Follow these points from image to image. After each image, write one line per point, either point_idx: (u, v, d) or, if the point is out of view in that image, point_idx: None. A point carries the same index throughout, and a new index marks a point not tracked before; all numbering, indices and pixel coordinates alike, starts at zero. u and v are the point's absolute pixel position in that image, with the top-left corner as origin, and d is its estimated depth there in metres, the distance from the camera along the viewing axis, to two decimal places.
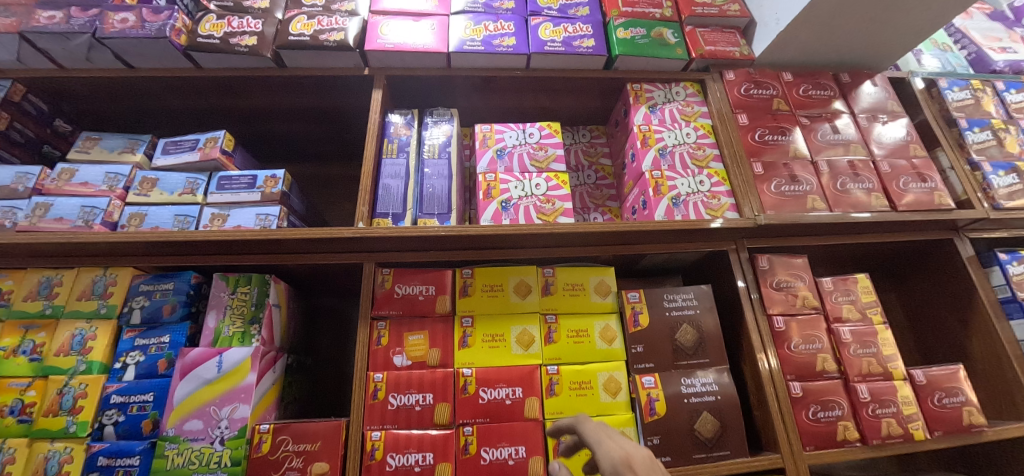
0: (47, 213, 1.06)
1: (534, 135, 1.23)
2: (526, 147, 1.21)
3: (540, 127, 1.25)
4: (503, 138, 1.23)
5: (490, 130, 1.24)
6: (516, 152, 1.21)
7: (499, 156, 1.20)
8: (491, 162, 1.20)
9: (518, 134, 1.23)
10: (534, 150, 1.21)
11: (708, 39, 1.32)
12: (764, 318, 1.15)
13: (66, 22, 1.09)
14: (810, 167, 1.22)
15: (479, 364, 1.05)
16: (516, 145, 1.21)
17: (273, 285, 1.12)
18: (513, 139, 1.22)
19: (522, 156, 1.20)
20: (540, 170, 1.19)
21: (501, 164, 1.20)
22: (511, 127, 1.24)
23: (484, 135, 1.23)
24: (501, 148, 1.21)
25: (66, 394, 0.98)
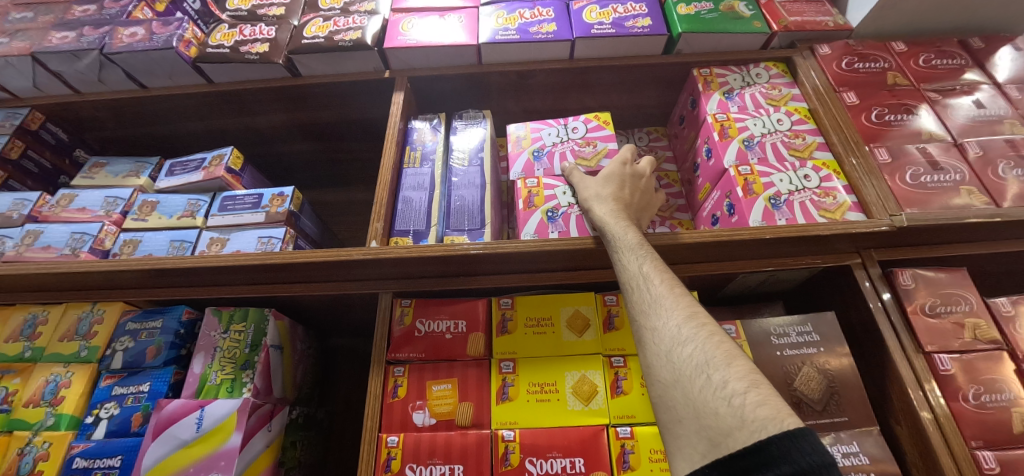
0: (36, 241, 0.95)
1: (578, 130, 1.03)
2: (568, 144, 1.01)
3: (584, 120, 1.04)
4: (540, 136, 1.04)
5: (525, 131, 1.06)
6: (557, 151, 1.00)
7: (536, 157, 1.00)
8: (526, 166, 1.00)
9: (558, 131, 1.04)
10: (579, 146, 1.00)
11: (792, 9, 1.10)
12: (921, 356, 0.80)
13: (77, 41, 1.04)
14: (954, 151, 0.92)
15: (524, 424, 0.78)
16: (557, 143, 1.01)
17: (273, 322, 0.94)
18: (553, 137, 1.03)
19: (565, 155, 0.99)
20: (589, 169, 0.96)
21: (540, 167, 0.99)
22: (551, 123, 1.06)
23: (518, 136, 1.05)
24: (538, 149, 1.02)
25: (26, 455, 0.80)
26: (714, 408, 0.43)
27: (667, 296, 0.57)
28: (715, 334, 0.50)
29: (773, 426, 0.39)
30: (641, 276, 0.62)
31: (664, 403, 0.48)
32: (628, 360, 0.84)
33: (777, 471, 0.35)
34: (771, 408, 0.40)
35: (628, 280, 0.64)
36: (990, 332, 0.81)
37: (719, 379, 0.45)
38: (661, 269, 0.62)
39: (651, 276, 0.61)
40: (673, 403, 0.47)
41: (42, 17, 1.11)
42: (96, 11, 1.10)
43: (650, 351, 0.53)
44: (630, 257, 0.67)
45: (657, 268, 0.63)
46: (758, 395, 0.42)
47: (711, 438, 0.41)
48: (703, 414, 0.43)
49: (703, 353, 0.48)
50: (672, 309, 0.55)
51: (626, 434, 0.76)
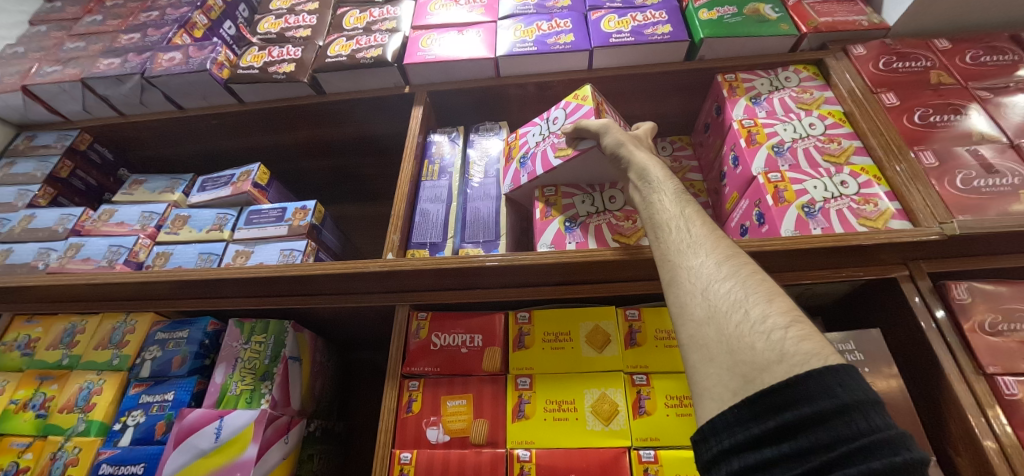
0: (77, 254, 1.00)
1: (557, 120, 0.93)
2: (548, 139, 0.92)
3: (563, 105, 0.94)
4: (526, 138, 0.98)
5: (514, 139, 1.02)
6: (539, 151, 0.92)
7: (523, 164, 0.95)
8: (515, 176, 0.95)
9: (541, 128, 0.96)
10: (558, 138, 0.91)
11: (821, 10, 1.05)
12: (980, 379, 0.72)
13: (122, 67, 1.11)
14: (1013, 152, 0.84)
15: (541, 444, 0.75)
16: (539, 142, 0.94)
17: (292, 333, 0.95)
18: (536, 137, 0.96)
19: (545, 153, 0.91)
20: (566, 157, 0.86)
21: (525, 172, 0.93)
22: (537, 122, 0.99)
23: (509, 146, 1.02)
24: (525, 154, 0.96)
25: (58, 459, 0.84)
26: (750, 342, 0.41)
27: (704, 237, 0.55)
28: (755, 275, 0.48)
29: (816, 361, 0.37)
30: (676, 216, 0.60)
31: (693, 338, 0.46)
32: (652, 378, 0.79)
33: (817, 406, 0.34)
34: (814, 347, 0.39)
35: (661, 220, 0.61)
36: None
37: (759, 314, 0.43)
38: (698, 212, 0.60)
39: (688, 217, 0.59)
40: (704, 338, 0.45)
41: (93, 46, 1.19)
42: (140, 39, 1.17)
43: (682, 287, 0.51)
44: (666, 198, 0.64)
45: (695, 210, 0.60)
46: (800, 332, 0.40)
47: (745, 372, 0.40)
48: (737, 347, 0.42)
49: (742, 290, 0.46)
50: (711, 249, 0.53)
51: (650, 458, 0.71)
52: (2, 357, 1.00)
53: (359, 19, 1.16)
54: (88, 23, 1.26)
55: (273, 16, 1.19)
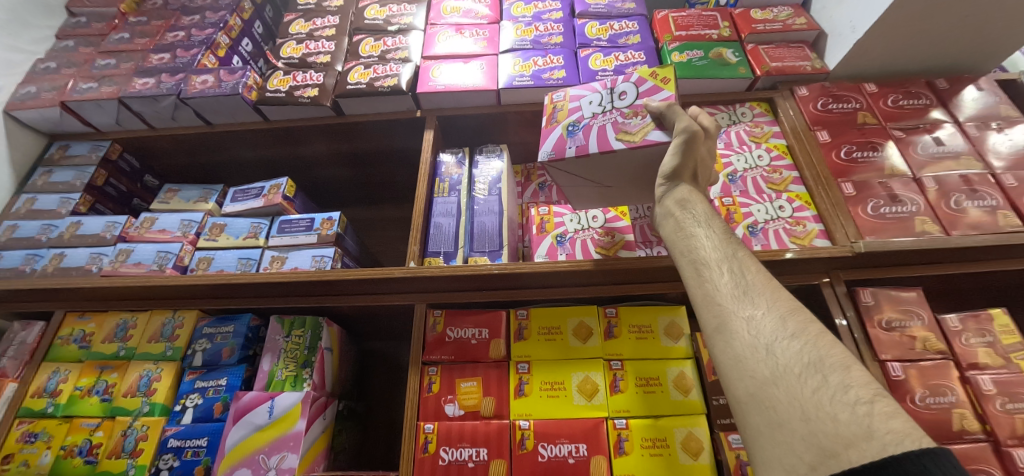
0: (128, 258, 1.13)
1: (624, 97, 0.90)
2: (611, 116, 0.88)
3: (636, 80, 0.91)
4: (579, 107, 0.94)
5: (564, 101, 0.98)
6: (595, 125, 0.88)
7: (570, 133, 0.89)
8: (558, 143, 0.89)
9: (600, 98, 0.93)
10: (624, 118, 0.87)
11: (774, 55, 1.23)
12: (876, 365, 0.97)
13: (157, 87, 1.22)
14: (913, 184, 1.06)
15: (537, 415, 0.94)
16: (597, 115, 0.90)
17: (326, 328, 1.11)
18: (590, 109, 0.92)
19: (604, 129, 0.87)
20: (632, 144, 0.83)
21: (573, 143, 0.87)
22: (597, 89, 0.95)
23: (556, 108, 0.97)
24: (574, 122, 0.91)
25: (129, 436, 1.00)
26: (832, 411, 0.44)
27: (765, 296, 0.60)
28: (823, 337, 0.52)
29: (901, 435, 0.40)
30: (735, 273, 0.65)
31: (764, 397, 0.50)
32: (625, 363, 0.99)
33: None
34: (897, 419, 0.41)
35: (720, 273, 0.66)
36: (937, 344, 0.98)
37: (838, 383, 0.47)
38: (755, 270, 0.65)
39: (742, 270, 0.65)
40: (775, 399, 0.49)
41: (124, 64, 1.30)
42: (170, 60, 1.28)
43: (746, 343, 0.55)
44: (718, 244, 0.70)
45: (754, 269, 0.65)
46: (883, 405, 0.43)
47: (823, 438, 0.42)
48: (815, 415, 0.45)
49: (814, 355, 0.50)
50: (772, 305, 0.58)
51: (623, 425, 0.91)
52: (61, 349, 1.14)
53: (374, 46, 1.28)
54: (115, 40, 1.36)
55: (294, 40, 1.31)
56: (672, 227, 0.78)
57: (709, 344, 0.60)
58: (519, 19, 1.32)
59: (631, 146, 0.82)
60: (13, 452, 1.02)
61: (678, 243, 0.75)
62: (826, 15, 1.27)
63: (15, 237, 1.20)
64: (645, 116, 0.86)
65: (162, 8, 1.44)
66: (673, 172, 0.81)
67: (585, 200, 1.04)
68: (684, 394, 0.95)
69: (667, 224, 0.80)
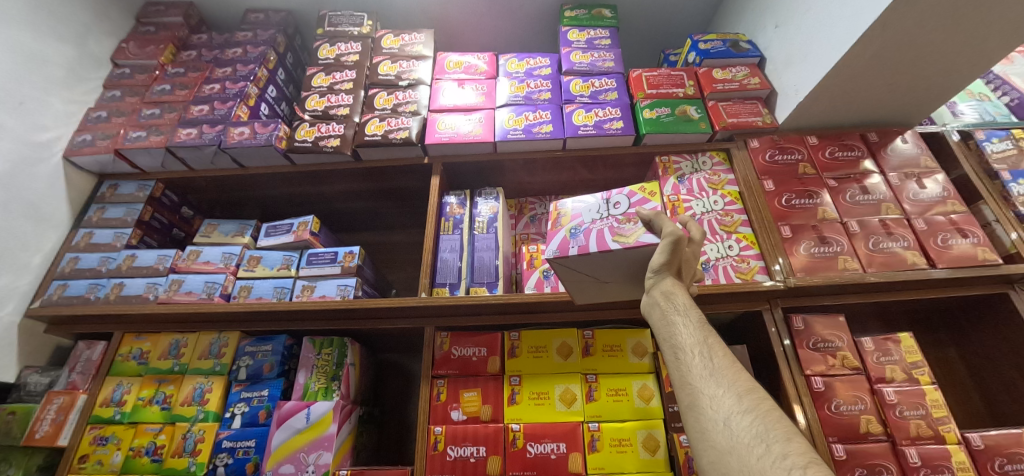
0: (180, 288, 1.33)
1: (620, 206, 1.02)
2: (608, 221, 0.98)
3: (629, 193, 1.05)
4: (580, 214, 1.04)
5: (566, 210, 1.07)
6: (594, 228, 0.97)
7: (573, 234, 0.98)
8: (562, 243, 0.97)
9: (598, 207, 1.04)
10: (619, 223, 0.97)
11: (731, 111, 1.45)
12: (802, 378, 1.19)
13: (199, 137, 1.41)
14: (840, 228, 1.28)
15: (527, 420, 1.16)
16: (596, 220, 1.00)
17: (350, 347, 1.34)
18: (591, 214, 1.02)
19: (602, 232, 0.96)
20: (626, 245, 0.91)
21: (574, 242, 0.95)
22: (595, 200, 1.06)
23: (559, 214, 1.07)
24: (576, 226, 1.01)
25: (189, 438, 1.19)
26: None
27: (725, 373, 0.67)
28: (772, 411, 0.60)
29: None
30: (701, 350, 0.72)
31: (722, 467, 0.58)
32: (599, 377, 1.21)
33: None
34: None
35: (689, 352, 0.73)
36: (853, 361, 1.20)
37: (778, 451, 0.54)
38: (719, 346, 0.72)
39: (711, 353, 0.71)
40: (730, 469, 0.57)
41: (168, 114, 1.49)
42: (209, 111, 1.47)
43: (708, 417, 0.64)
44: (691, 329, 0.76)
45: (719, 346, 0.72)
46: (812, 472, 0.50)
47: None
48: None
49: (762, 428, 0.58)
50: (731, 385, 0.65)
51: (595, 428, 1.13)
52: (122, 365, 1.33)
53: (387, 100, 1.48)
54: (159, 91, 1.55)
55: (317, 94, 1.50)
56: (656, 314, 0.83)
57: (685, 423, 0.68)
58: (513, 75, 1.54)
59: (626, 246, 0.90)
60: (87, 453, 1.20)
61: (660, 330, 0.81)
62: (776, 76, 1.48)
63: (78, 268, 1.38)
64: (638, 223, 0.96)
65: (197, 59, 1.65)
66: (659, 268, 0.86)
67: (584, 293, 1.11)
68: (646, 402, 1.17)
69: (652, 312, 0.85)
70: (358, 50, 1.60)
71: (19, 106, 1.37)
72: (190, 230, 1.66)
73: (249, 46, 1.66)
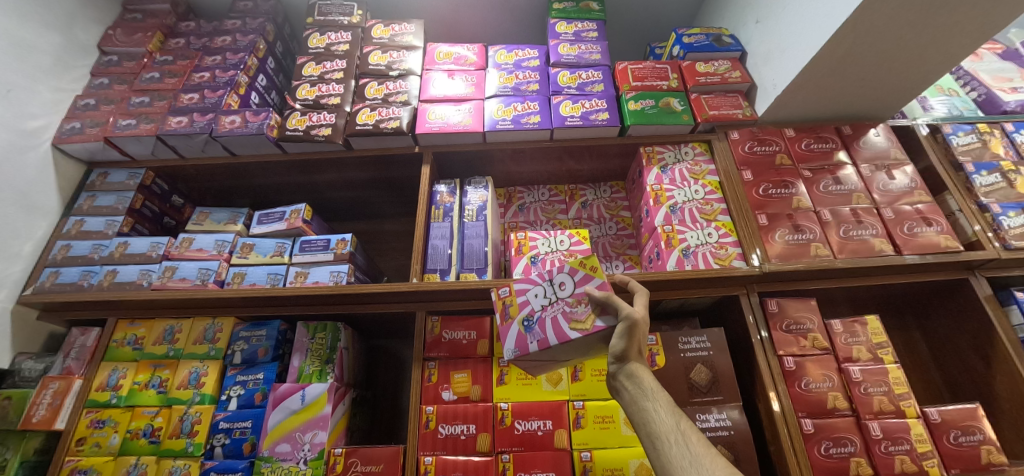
0: (174, 274, 1.35)
1: (565, 285, 1.03)
2: (558, 306, 1.00)
3: (567, 269, 1.04)
4: (527, 300, 1.06)
5: (511, 294, 1.09)
6: (546, 317, 1.00)
7: (527, 327, 1.02)
8: (518, 340, 1.01)
9: (544, 291, 1.05)
10: (569, 307, 0.99)
11: (712, 104, 1.51)
12: (775, 359, 1.26)
13: (191, 125, 1.43)
14: (813, 216, 1.34)
15: (514, 399, 1.21)
16: (546, 306, 1.02)
17: (343, 331, 1.38)
18: (539, 299, 1.04)
19: (556, 320, 0.98)
20: (585, 333, 0.94)
21: (532, 338, 0.99)
22: (536, 280, 1.07)
23: (505, 303, 1.09)
24: (527, 316, 1.03)
25: (186, 420, 1.22)
26: None
27: (707, 461, 0.70)
28: None
29: None
30: (678, 437, 0.75)
31: None
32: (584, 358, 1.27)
33: None
34: None
35: (667, 440, 0.75)
36: (823, 342, 1.27)
37: None
38: (692, 431, 0.76)
39: (687, 439, 0.74)
40: None
41: (157, 102, 1.50)
42: (199, 99, 1.48)
43: None
44: (664, 415, 0.79)
45: (693, 431, 0.76)
46: None
47: None
48: None
49: None
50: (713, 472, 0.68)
51: (580, 406, 1.19)
52: (117, 351, 1.36)
53: (378, 90, 1.50)
54: (148, 79, 1.55)
55: (308, 83, 1.52)
56: (625, 400, 0.85)
57: None
58: (502, 66, 1.57)
59: (585, 335, 0.94)
60: (85, 435, 1.22)
61: (633, 417, 0.83)
62: (756, 70, 1.53)
63: (70, 256, 1.39)
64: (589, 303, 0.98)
65: (186, 47, 1.65)
66: (622, 352, 0.90)
67: (544, 368, 1.12)
68: None
69: (621, 395, 0.87)
70: (348, 40, 1.61)
71: (7, 94, 1.36)
72: (181, 219, 1.67)
73: (238, 35, 1.67)
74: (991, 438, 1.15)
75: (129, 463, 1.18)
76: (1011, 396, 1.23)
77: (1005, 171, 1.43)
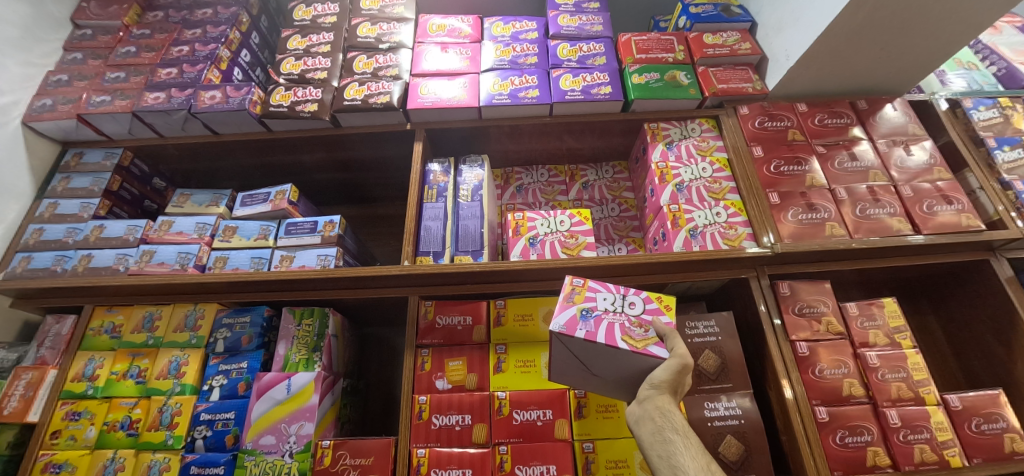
0: (152, 258, 1.28)
1: (634, 306, 0.96)
2: (621, 317, 0.92)
3: (645, 297, 0.98)
4: (595, 297, 0.96)
5: (583, 285, 0.99)
6: (606, 319, 0.91)
7: (584, 316, 0.91)
8: (570, 320, 0.90)
9: (615, 298, 0.96)
10: (631, 324, 0.91)
11: (721, 78, 1.43)
12: (787, 345, 1.19)
13: (168, 102, 1.34)
14: (828, 194, 1.27)
15: (512, 388, 1.14)
16: (609, 311, 0.93)
17: (331, 317, 1.31)
18: (607, 303, 0.95)
19: (612, 326, 0.90)
20: (635, 349, 0.86)
21: (583, 326, 0.89)
22: (612, 289, 0.99)
23: (572, 288, 0.98)
24: (588, 308, 0.93)
25: (165, 412, 1.15)
26: None
27: None
28: None
29: None
30: None
31: None
32: None
33: None
34: None
35: None
36: (838, 326, 1.21)
37: None
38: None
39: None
40: None
41: (134, 77, 1.42)
42: (177, 74, 1.40)
43: None
44: (694, 454, 0.77)
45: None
46: None
47: None
48: None
49: None
50: None
51: (581, 395, 1.13)
52: (94, 340, 1.28)
53: (367, 64, 1.42)
54: (124, 54, 1.47)
55: (293, 57, 1.44)
56: (650, 429, 0.82)
57: None
58: (498, 39, 1.49)
59: (632, 350, 0.85)
60: (59, 428, 1.15)
61: (655, 448, 0.80)
62: (767, 42, 1.45)
63: (42, 240, 1.31)
64: (649, 330, 0.91)
65: (164, 21, 1.57)
66: (659, 382, 0.86)
67: (565, 374, 1.00)
68: None
69: (645, 424, 0.84)
70: (336, 11, 1.53)
71: None
72: (161, 203, 1.59)
73: (219, 7, 1.58)
74: (1015, 426, 1.09)
75: (105, 457, 1.11)
76: None
77: None
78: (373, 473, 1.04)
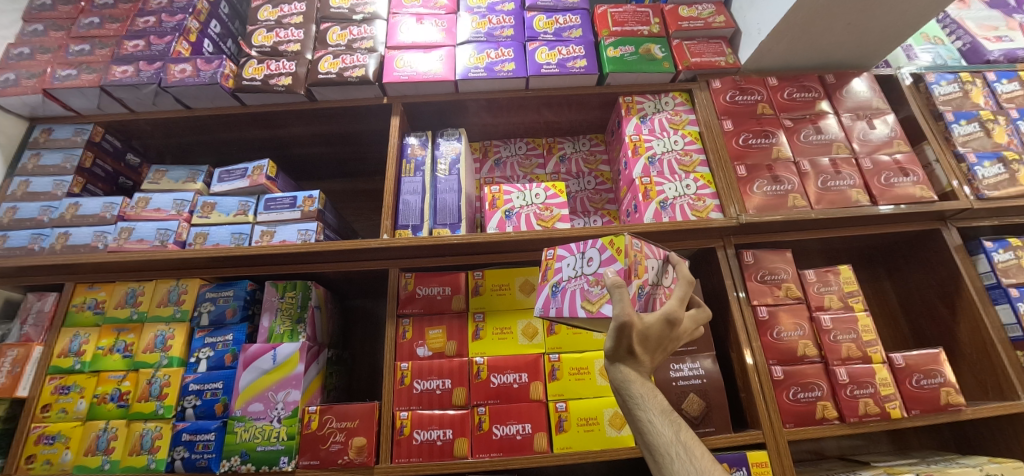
0: (131, 235, 1.28)
1: (591, 262, 0.90)
2: (580, 281, 0.90)
3: (601, 246, 0.90)
4: (560, 267, 0.96)
5: (552, 257, 1.00)
6: (568, 288, 0.91)
7: (554, 293, 0.94)
8: (545, 301, 0.95)
9: (575, 262, 0.94)
10: (588, 285, 0.87)
11: (694, 51, 1.46)
12: (750, 309, 1.26)
13: (137, 76, 1.32)
14: (792, 167, 1.32)
15: (490, 353, 1.20)
16: (572, 277, 0.92)
17: (314, 289, 1.33)
18: (569, 269, 0.94)
19: (574, 294, 0.89)
20: (591, 315, 0.84)
21: (553, 303, 0.92)
22: (578, 247, 0.96)
23: (546, 264, 1.01)
24: (557, 283, 0.95)
25: (154, 383, 1.18)
26: None
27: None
28: None
29: None
30: (680, 447, 0.66)
31: None
32: None
33: None
34: None
35: (668, 453, 0.66)
36: (796, 292, 1.28)
37: None
38: (693, 440, 0.67)
39: (693, 456, 0.65)
40: None
41: (99, 50, 1.38)
42: (145, 46, 1.36)
43: None
44: (662, 426, 0.68)
45: (693, 439, 0.67)
46: None
47: None
48: None
49: None
50: None
51: (555, 358, 1.18)
52: (78, 316, 1.30)
53: (341, 35, 1.40)
54: (87, 25, 1.43)
55: (264, 28, 1.41)
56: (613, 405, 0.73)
57: None
58: (474, 10, 1.48)
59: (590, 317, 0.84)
60: (50, 402, 1.18)
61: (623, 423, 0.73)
62: (741, 15, 1.47)
63: (17, 218, 1.30)
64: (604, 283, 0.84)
65: None
66: (611, 354, 0.73)
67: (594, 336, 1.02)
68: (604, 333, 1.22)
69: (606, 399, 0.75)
70: None
71: None
72: (137, 180, 1.58)
73: None
74: (951, 381, 1.19)
75: (97, 427, 1.15)
76: (972, 342, 1.28)
77: (984, 120, 1.42)
78: (359, 435, 1.10)
